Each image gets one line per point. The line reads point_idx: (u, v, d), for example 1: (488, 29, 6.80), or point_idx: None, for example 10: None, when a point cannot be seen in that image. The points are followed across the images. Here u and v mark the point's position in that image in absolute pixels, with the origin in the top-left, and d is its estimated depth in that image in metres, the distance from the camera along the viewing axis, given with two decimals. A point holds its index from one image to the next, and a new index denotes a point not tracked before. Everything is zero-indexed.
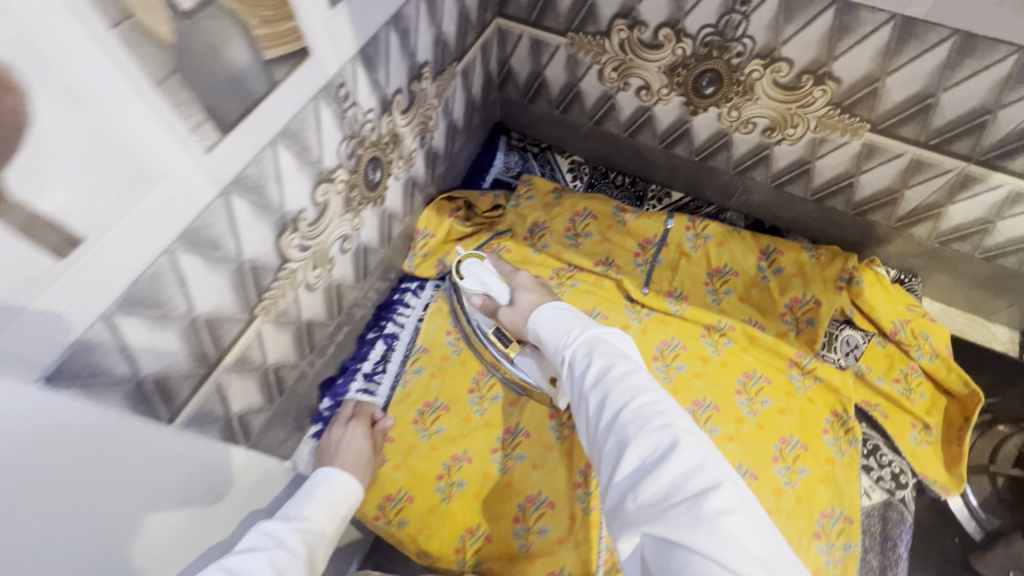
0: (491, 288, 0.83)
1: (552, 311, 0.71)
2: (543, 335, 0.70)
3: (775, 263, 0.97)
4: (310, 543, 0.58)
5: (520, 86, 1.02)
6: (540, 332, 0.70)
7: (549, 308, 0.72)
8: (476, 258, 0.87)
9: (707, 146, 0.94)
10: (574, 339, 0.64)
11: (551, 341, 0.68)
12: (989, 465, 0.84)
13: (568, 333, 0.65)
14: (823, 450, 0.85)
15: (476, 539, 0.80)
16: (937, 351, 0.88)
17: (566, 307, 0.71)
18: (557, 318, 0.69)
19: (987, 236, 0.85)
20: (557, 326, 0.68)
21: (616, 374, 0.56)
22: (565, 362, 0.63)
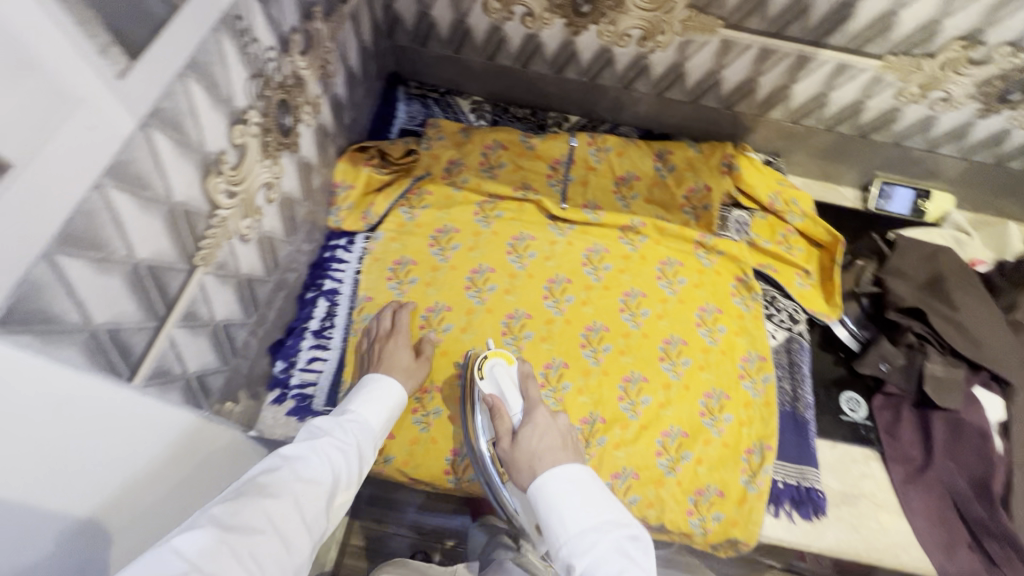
0: (508, 400, 0.81)
1: (567, 492, 0.67)
2: (550, 517, 0.66)
3: (668, 162, 1.09)
4: (360, 433, 0.71)
5: (409, 30, 1.04)
6: (551, 507, 0.67)
7: (559, 478, 0.69)
8: (504, 360, 0.84)
9: (593, 64, 1.03)
10: (590, 549, 0.62)
11: (559, 529, 0.65)
12: (856, 289, 1.02)
13: (582, 542, 0.63)
14: (734, 308, 0.99)
15: (462, 457, 0.85)
16: (804, 211, 1.06)
17: (576, 479, 0.69)
18: (569, 499, 0.67)
19: (824, 109, 1.02)
20: (573, 513, 0.65)
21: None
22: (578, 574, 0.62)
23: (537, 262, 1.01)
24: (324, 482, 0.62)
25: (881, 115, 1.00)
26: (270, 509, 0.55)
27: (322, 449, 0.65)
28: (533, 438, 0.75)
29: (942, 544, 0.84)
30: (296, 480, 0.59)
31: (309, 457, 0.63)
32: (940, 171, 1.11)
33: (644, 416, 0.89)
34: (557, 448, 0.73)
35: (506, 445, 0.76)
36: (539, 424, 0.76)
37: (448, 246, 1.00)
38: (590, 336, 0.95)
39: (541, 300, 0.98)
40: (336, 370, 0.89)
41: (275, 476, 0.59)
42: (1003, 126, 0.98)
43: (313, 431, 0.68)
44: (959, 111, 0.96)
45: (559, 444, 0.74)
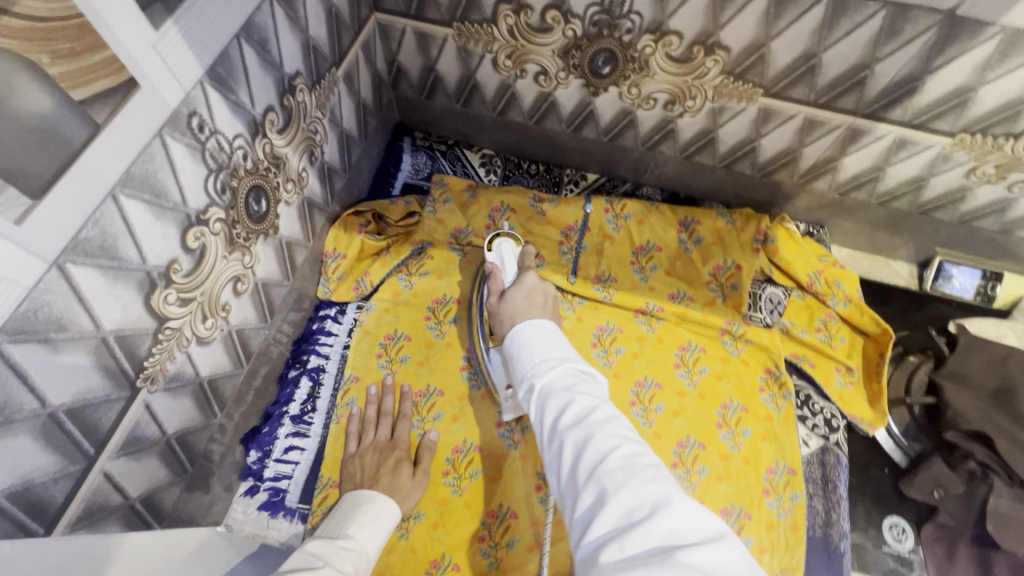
0: (504, 269, 0.83)
1: (538, 334, 0.63)
2: (518, 355, 0.63)
3: (694, 234, 0.98)
4: (356, 564, 0.63)
5: (414, 82, 0.96)
6: (520, 346, 0.63)
7: (536, 326, 0.65)
8: (512, 241, 0.86)
9: (613, 125, 0.92)
10: (550, 370, 0.59)
11: (525, 359, 0.62)
12: (907, 396, 0.89)
13: (548, 368, 0.59)
14: (762, 408, 0.87)
15: (442, 572, 0.75)
16: (850, 296, 0.92)
17: (551, 330, 0.65)
18: (541, 339, 0.63)
19: (879, 183, 0.89)
20: (542, 346, 0.62)
21: (599, 418, 0.52)
22: (537, 390, 0.58)
23: None
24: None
25: (947, 193, 0.87)
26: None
27: (328, 572, 0.58)
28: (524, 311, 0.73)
29: None
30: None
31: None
32: (1014, 252, 0.96)
33: None
34: (536, 307, 0.73)
35: (493, 300, 0.78)
36: (526, 286, 0.77)
37: (445, 320, 0.92)
38: None
39: None
40: (314, 462, 0.82)
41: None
42: None
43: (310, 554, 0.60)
44: None
45: (539, 304, 0.75)
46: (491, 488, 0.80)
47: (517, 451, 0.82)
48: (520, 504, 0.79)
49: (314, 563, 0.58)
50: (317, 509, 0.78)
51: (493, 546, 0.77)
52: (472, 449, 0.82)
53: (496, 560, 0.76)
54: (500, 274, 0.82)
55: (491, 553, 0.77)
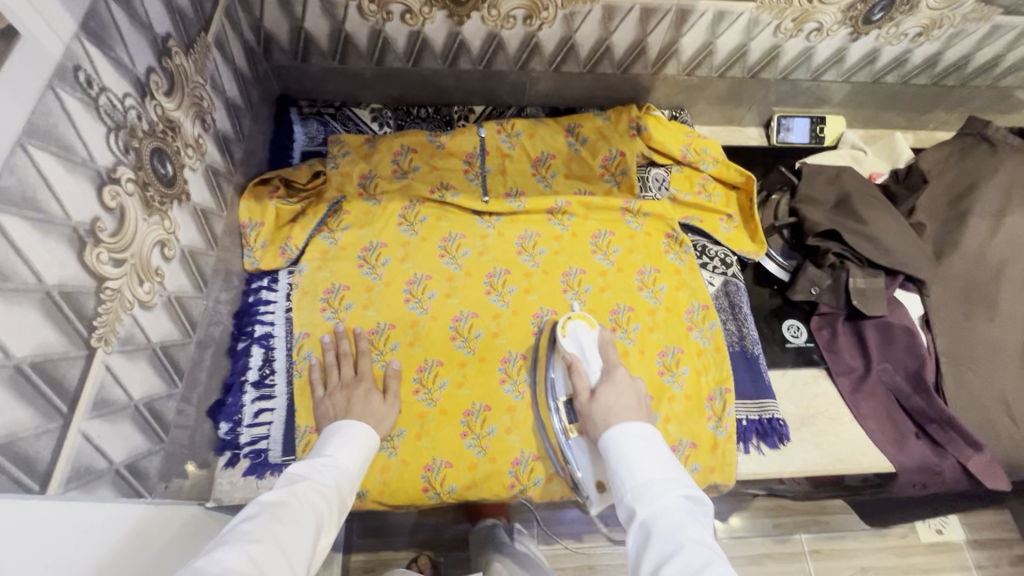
0: (588, 362, 0.82)
1: (640, 447, 0.66)
2: (621, 470, 0.65)
3: (580, 136, 1.10)
4: (339, 478, 0.69)
5: (286, 48, 0.98)
6: (620, 458, 0.66)
7: (632, 437, 0.67)
8: (586, 325, 0.87)
9: (484, 51, 1.01)
10: (656, 500, 0.60)
11: (627, 476, 0.64)
12: (775, 222, 1.06)
13: (652, 495, 0.61)
14: (670, 265, 1.02)
15: (438, 471, 0.82)
16: (716, 158, 1.09)
17: (650, 439, 0.67)
18: (643, 456, 0.65)
19: (714, 57, 1.05)
20: (645, 467, 0.64)
21: (712, 573, 0.51)
22: (638, 518, 0.60)
23: (473, 260, 1.00)
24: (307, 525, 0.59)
25: (765, 53, 1.05)
26: (260, 551, 0.53)
27: (306, 493, 0.63)
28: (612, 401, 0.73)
29: (893, 438, 0.91)
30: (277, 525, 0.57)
31: (292, 500, 0.61)
32: (827, 96, 1.18)
33: None
34: (631, 406, 0.72)
35: (585, 398, 0.76)
36: (617, 384, 0.76)
37: (378, 263, 0.97)
38: (541, 323, 0.95)
39: (484, 296, 0.96)
40: (287, 415, 0.85)
41: (256, 522, 0.56)
42: (873, 45, 1.04)
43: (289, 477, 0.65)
44: (832, 38, 1.02)
45: (632, 405, 0.73)
46: (464, 395, 0.87)
47: (476, 354, 0.91)
48: (492, 397, 0.87)
49: (291, 483, 0.63)
50: (303, 455, 0.81)
51: (476, 437, 0.84)
52: (435, 364, 0.89)
53: (484, 447, 0.84)
54: (582, 369, 0.80)
55: (477, 443, 0.84)
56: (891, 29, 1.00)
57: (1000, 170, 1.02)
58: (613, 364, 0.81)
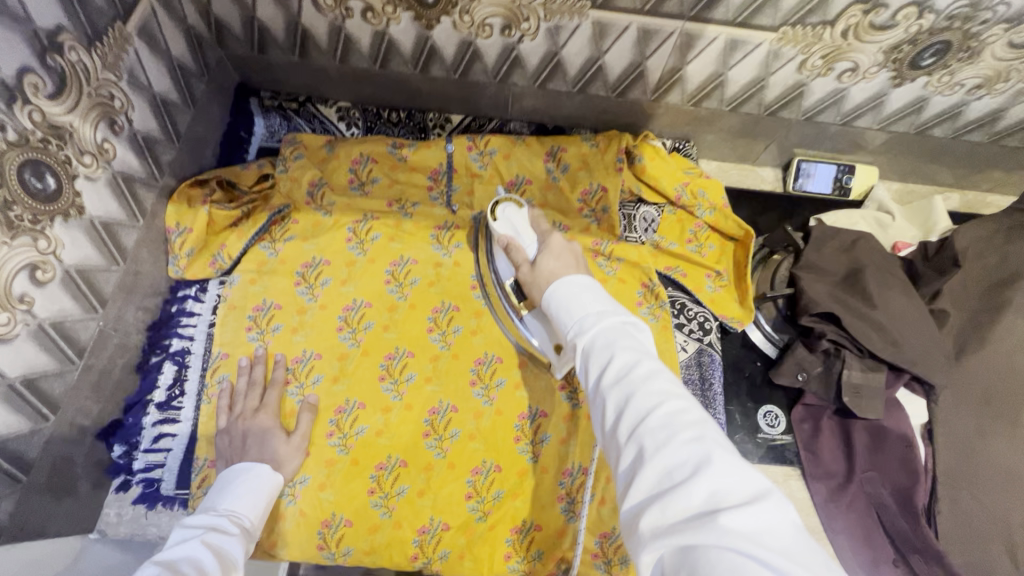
0: (519, 236, 0.79)
1: (574, 292, 0.59)
2: (562, 314, 0.58)
3: (561, 162, 0.97)
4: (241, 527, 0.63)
5: (241, 37, 0.88)
6: (559, 305, 0.60)
7: (570, 285, 0.60)
8: (514, 205, 0.84)
9: (459, 60, 0.89)
10: (595, 328, 0.54)
11: (566, 318, 0.58)
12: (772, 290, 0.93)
13: (591, 321, 0.55)
14: (640, 322, 0.90)
15: (335, 529, 0.74)
16: (714, 204, 0.95)
17: (590, 286, 0.60)
18: (581, 297, 0.58)
19: (725, 89, 0.90)
20: (583, 305, 0.57)
21: (640, 373, 0.48)
22: (582, 351, 0.54)
23: (420, 290, 0.90)
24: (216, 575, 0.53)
25: (787, 91, 0.89)
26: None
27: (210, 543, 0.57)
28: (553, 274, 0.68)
29: (865, 562, 0.79)
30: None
31: (194, 553, 0.54)
32: (862, 143, 1.01)
33: (544, 456, 0.80)
34: (571, 265, 0.70)
35: (524, 269, 0.74)
36: (554, 248, 0.74)
37: (316, 283, 0.88)
38: (481, 371, 0.85)
39: (425, 334, 0.87)
40: (187, 447, 0.77)
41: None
42: (920, 94, 0.87)
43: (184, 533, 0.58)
44: (870, 82, 0.85)
45: (572, 264, 0.70)
46: (380, 444, 0.79)
47: (403, 401, 0.82)
48: (411, 451, 0.79)
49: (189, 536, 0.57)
50: (196, 491, 0.74)
51: (383, 496, 0.75)
52: (356, 407, 0.81)
53: (390, 509, 0.75)
54: (520, 246, 0.78)
55: (383, 504, 0.75)
56: (944, 78, 0.83)
57: None
58: (545, 237, 0.79)
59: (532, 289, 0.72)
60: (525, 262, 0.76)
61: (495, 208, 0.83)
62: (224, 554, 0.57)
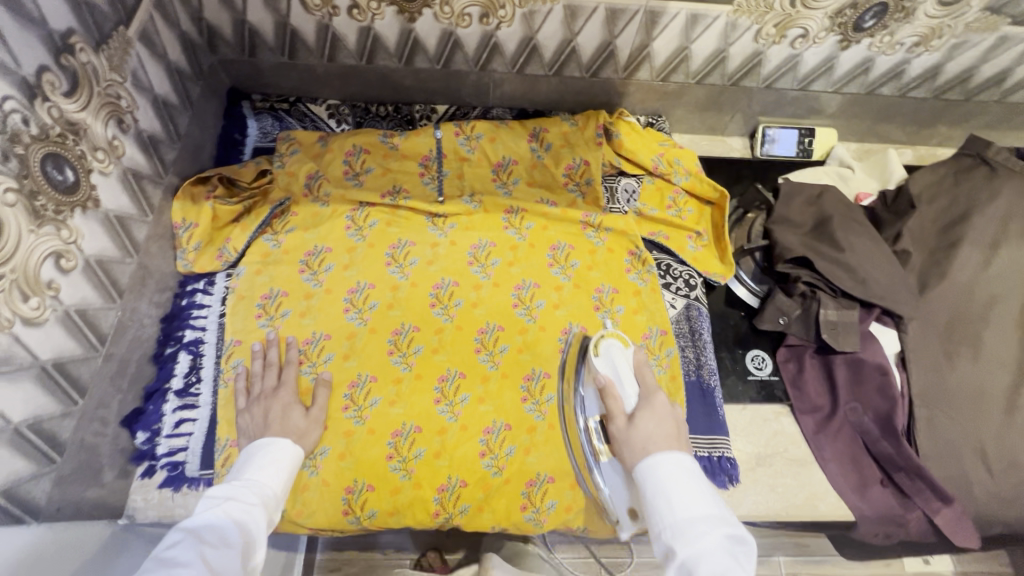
0: (621, 386, 0.66)
1: (676, 477, 0.57)
2: (653, 498, 0.57)
3: (544, 142, 1.03)
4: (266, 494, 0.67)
5: (232, 41, 0.93)
6: (655, 491, 0.57)
7: (666, 470, 0.57)
8: (621, 343, 0.70)
9: (441, 50, 0.94)
10: (698, 543, 0.53)
11: (664, 510, 0.56)
12: (747, 246, 1.01)
13: (692, 534, 0.54)
14: (630, 285, 0.96)
15: (358, 494, 0.78)
16: (689, 170, 1.02)
17: (690, 471, 0.58)
18: (684, 492, 0.56)
19: (690, 62, 0.97)
20: (680, 499, 0.56)
21: None
22: (679, 562, 0.53)
23: (420, 269, 0.94)
24: (235, 545, 0.59)
25: (746, 60, 0.96)
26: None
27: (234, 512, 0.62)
28: (640, 425, 0.62)
29: (855, 484, 0.85)
30: (204, 551, 0.57)
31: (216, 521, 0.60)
32: (820, 107, 1.09)
33: (551, 414, 0.85)
34: (671, 437, 0.61)
35: (619, 423, 0.63)
36: (657, 411, 0.63)
37: (320, 269, 0.93)
38: (485, 339, 0.90)
39: (429, 309, 0.91)
40: (209, 426, 0.81)
41: (179, 550, 0.56)
42: (865, 55, 0.95)
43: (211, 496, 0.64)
44: (819, 46, 0.93)
45: (674, 436, 0.61)
46: (393, 414, 0.83)
47: (413, 371, 0.86)
48: (424, 417, 0.83)
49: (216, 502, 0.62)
50: (221, 469, 0.77)
51: (401, 459, 0.80)
52: (368, 380, 0.85)
53: (409, 471, 0.80)
54: (617, 394, 0.65)
55: (402, 466, 0.80)
56: (885, 38, 0.91)
57: (997, 197, 0.94)
58: (652, 391, 0.65)
59: (624, 458, 0.62)
60: (622, 418, 0.64)
61: (597, 346, 0.70)
62: (247, 522, 0.62)
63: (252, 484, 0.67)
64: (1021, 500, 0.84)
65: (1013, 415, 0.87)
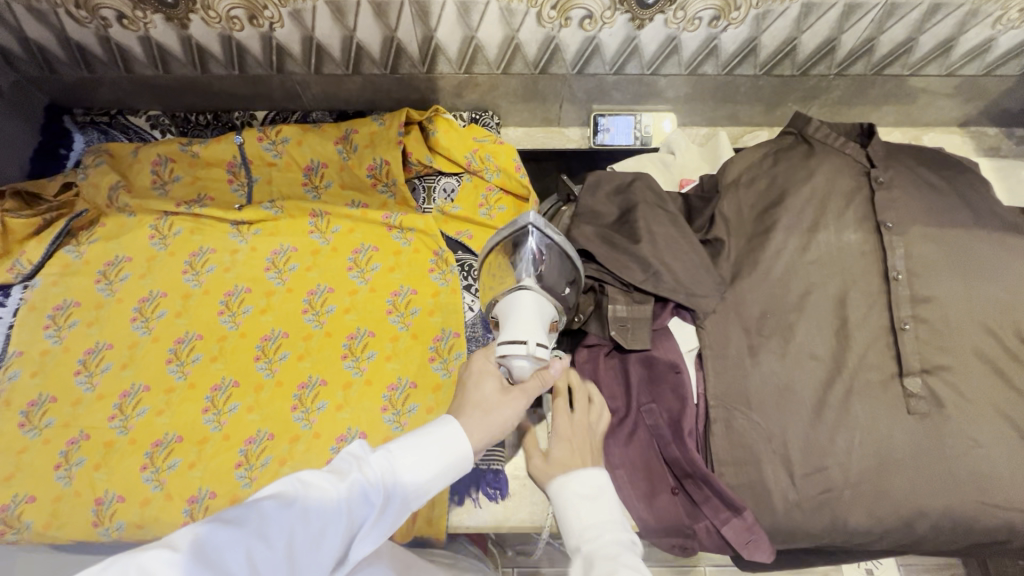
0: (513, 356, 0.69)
1: (581, 490, 0.61)
2: (562, 507, 0.61)
3: (352, 143, 0.99)
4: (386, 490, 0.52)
5: (26, 58, 0.94)
6: (563, 506, 0.61)
7: (571, 481, 0.62)
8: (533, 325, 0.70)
9: (229, 55, 0.94)
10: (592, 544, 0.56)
11: (572, 521, 0.59)
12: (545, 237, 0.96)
13: (603, 547, 0.55)
14: (429, 286, 0.92)
15: (107, 505, 0.77)
16: (500, 166, 0.97)
17: (599, 487, 0.61)
18: (585, 501, 0.60)
19: (485, 52, 0.93)
20: (579, 509, 0.59)
21: None
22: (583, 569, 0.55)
23: (215, 276, 0.93)
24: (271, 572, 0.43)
25: (542, 46, 0.92)
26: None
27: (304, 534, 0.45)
28: (501, 406, 0.63)
29: (642, 493, 0.80)
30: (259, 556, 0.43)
31: (277, 541, 0.44)
32: (652, 91, 1.03)
33: (318, 423, 0.82)
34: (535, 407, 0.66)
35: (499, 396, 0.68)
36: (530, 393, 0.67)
37: (116, 278, 0.93)
38: (266, 347, 0.88)
39: (215, 318, 0.90)
40: None
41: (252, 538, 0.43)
42: (666, 32, 0.89)
43: (301, 484, 0.48)
44: (612, 26, 0.88)
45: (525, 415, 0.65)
46: (157, 421, 0.82)
47: (187, 381, 0.86)
48: (189, 426, 0.82)
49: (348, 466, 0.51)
50: None
51: (153, 470, 0.78)
52: (140, 390, 0.85)
53: (161, 482, 0.78)
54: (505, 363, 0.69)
55: (155, 477, 0.79)
56: (678, 13, 0.85)
57: (814, 177, 0.87)
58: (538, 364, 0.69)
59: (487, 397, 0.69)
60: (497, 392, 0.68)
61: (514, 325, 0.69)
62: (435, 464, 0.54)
63: (385, 485, 0.52)
64: (826, 507, 0.77)
65: (823, 413, 0.79)
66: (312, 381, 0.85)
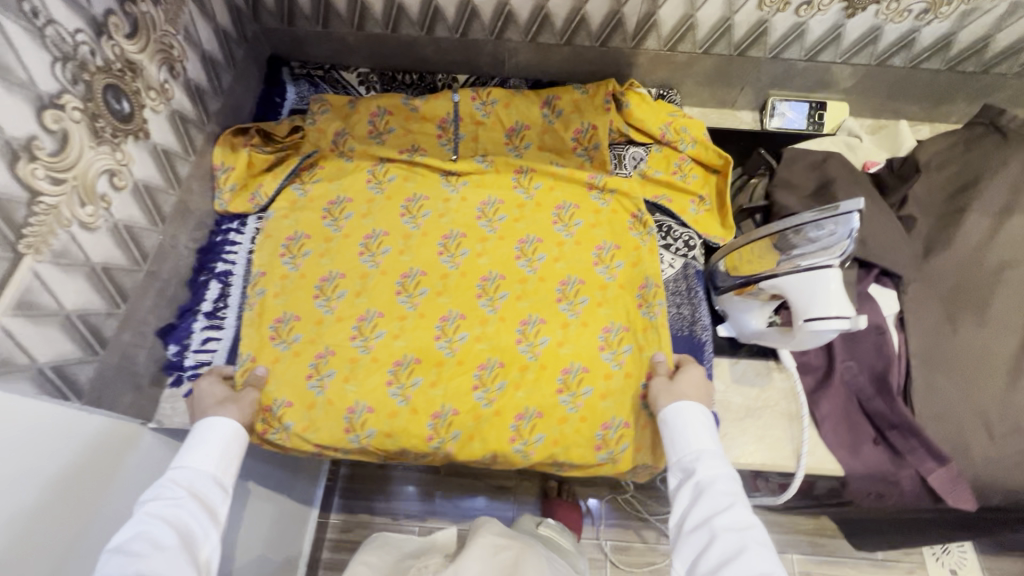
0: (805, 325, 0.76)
1: (687, 424, 0.78)
2: (682, 432, 0.77)
3: (556, 108, 1.08)
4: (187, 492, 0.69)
5: (273, 10, 1.03)
6: (682, 429, 0.77)
7: (688, 411, 0.78)
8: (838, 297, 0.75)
9: (459, 19, 1.02)
10: (711, 468, 0.73)
11: (688, 444, 0.76)
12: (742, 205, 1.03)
13: (718, 474, 0.73)
14: (630, 243, 0.99)
15: (360, 414, 0.84)
16: (695, 138, 1.05)
17: (703, 421, 0.78)
18: (694, 431, 0.77)
19: (696, 31, 1.01)
20: (696, 437, 0.76)
21: (721, 520, 0.68)
22: (693, 482, 0.73)
23: (432, 221, 1.00)
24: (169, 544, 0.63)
25: (751, 29, 1.00)
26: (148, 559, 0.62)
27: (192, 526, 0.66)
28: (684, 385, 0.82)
29: (848, 443, 0.86)
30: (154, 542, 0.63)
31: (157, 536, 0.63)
32: (832, 80, 1.10)
33: (543, 355, 0.89)
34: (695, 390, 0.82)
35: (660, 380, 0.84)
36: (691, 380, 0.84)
37: (341, 216, 1.00)
38: (487, 286, 0.95)
39: (437, 256, 0.97)
40: (232, 344, 0.89)
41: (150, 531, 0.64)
42: (873, 23, 0.97)
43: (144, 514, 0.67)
44: (825, 13, 0.95)
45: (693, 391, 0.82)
46: (391, 344, 0.89)
47: (417, 310, 0.93)
48: (424, 349, 0.89)
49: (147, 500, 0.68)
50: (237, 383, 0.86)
51: (400, 385, 0.86)
52: (376, 315, 0.92)
53: (407, 397, 0.86)
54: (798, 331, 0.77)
55: (401, 392, 0.86)
56: (892, 4, 0.93)
57: (1009, 165, 0.93)
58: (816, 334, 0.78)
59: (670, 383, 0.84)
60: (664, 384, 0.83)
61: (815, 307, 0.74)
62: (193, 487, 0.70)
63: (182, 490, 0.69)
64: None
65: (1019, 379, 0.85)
66: (532, 317, 0.92)
